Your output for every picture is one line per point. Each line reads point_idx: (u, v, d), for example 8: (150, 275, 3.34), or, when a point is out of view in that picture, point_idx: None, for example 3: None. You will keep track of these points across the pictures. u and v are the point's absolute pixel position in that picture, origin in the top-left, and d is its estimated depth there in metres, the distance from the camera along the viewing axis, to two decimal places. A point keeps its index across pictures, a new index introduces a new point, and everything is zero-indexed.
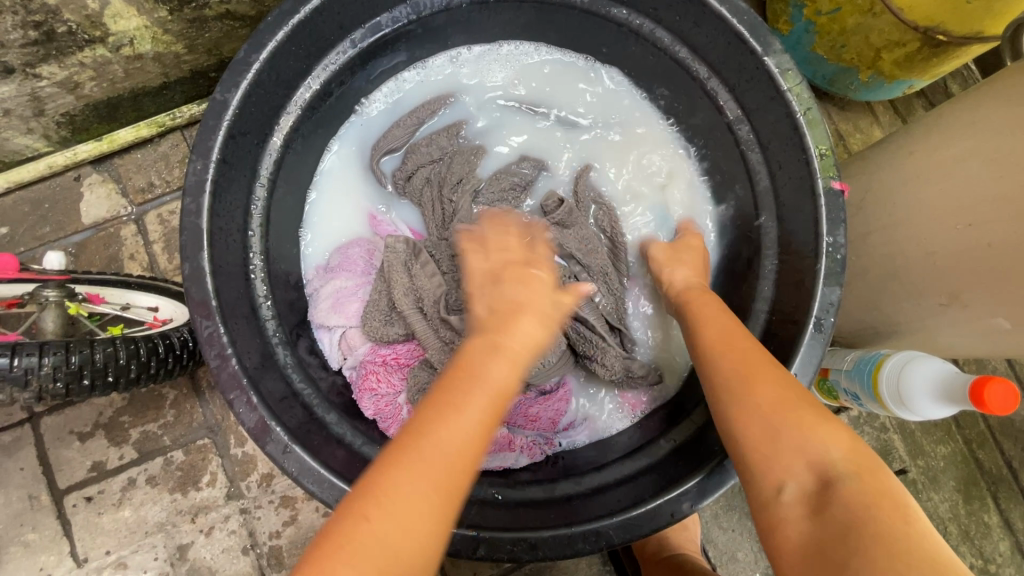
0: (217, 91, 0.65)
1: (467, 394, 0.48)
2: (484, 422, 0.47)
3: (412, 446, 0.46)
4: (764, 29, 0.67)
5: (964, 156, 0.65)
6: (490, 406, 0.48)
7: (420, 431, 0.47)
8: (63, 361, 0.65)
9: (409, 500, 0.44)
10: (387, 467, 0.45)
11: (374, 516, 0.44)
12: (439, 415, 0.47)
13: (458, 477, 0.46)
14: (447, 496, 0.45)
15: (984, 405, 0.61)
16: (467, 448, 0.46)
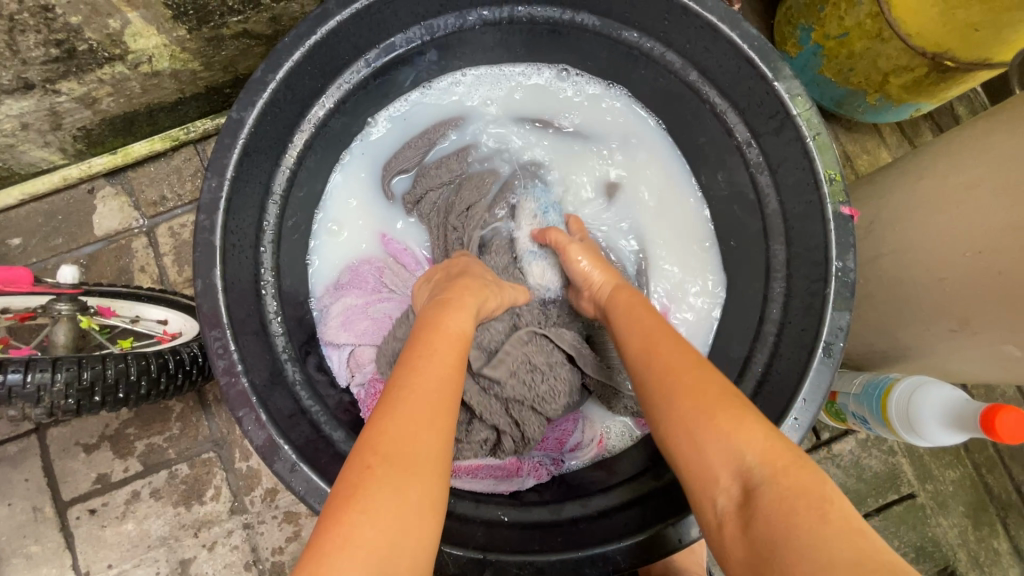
0: (233, 110, 0.66)
1: (434, 345, 0.53)
2: (456, 365, 0.52)
3: (400, 396, 0.48)
4: (774, 55, 0.68)
5: (975, 183, 0.65)
6: (454, 352, 0.54)
7: (398, 387, 0.49)
8: (75, 377, 0.65)
9: (409, 441, 0.45)
10: (381, 422, 0.47)
11: (378, 464, 0.44)
12: (413, 367, 0.51)
13: (445, 410, 0.49)
14: (447, 430, 0.48)
15: (995, 433, 0.60)
16: (450, 388, 0.50)
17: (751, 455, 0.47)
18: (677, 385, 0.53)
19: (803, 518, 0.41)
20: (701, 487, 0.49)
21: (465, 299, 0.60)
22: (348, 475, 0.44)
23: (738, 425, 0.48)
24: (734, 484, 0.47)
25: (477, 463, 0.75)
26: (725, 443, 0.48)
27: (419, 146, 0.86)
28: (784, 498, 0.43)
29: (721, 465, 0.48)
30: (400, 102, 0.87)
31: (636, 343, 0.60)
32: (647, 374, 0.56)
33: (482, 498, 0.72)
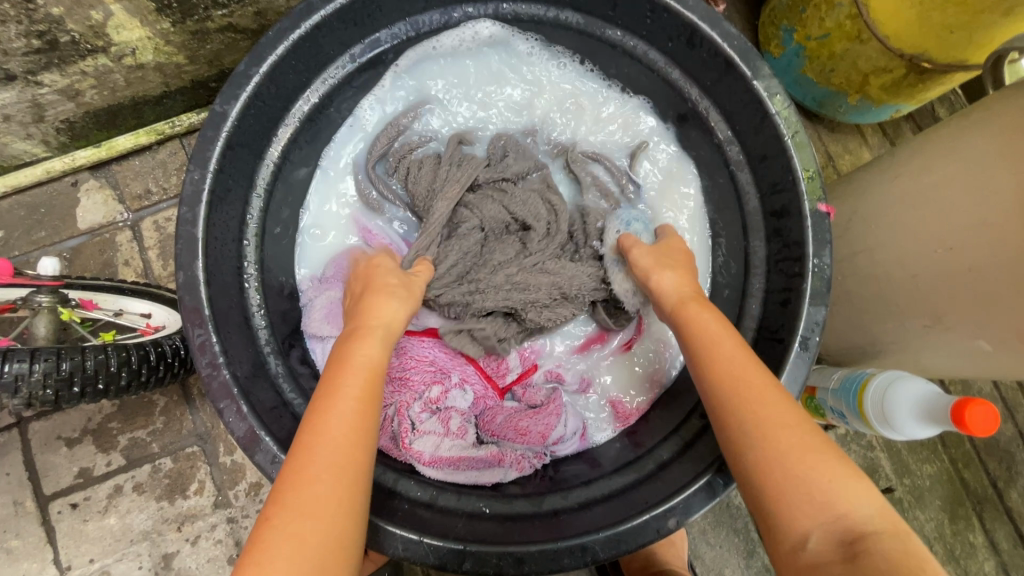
0: (216, 103, 0.66)
1: (341, 385, 0.55)
2: (366, 410, 0.54)
3: (307, 447, 0.51)
4: (753, 54, 0.69)
5: (949, 181, 0.66)
6: (365, 383, 0.56)
7: (314, 433, 0.52)
8: (54, 368, 0.65)
9: (314, 498, 0.48)
10: (292, 478, 0.50)
11: (295, 492, 0.49)
12: (326, 410, 0.53)
13: (358, 444, 0.52)
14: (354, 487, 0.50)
15: (965, 426, 0.62)
16: (359, 439, 0.53)
17: (867, 509, 0.47)
18: (763, 416, 0.53)
19: (927, 572, 0.42)
20: (794, 520, 0.48)
21: (375, 315, 0.63)
22: (264, 526, 0.47)
23: (847, 475, 0.49)
24: (836, 526, 0.47)
25: (459, 455, 0.74)
26: (835, 491, 0.48)
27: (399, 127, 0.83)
28: (896, 554, 0.44)
29: (826, 513, 0.47)
30: (388, 89, 0.83)
31: (732, 371, 0.57)
32: (738, 403, 0.54)
33: (463, 491, 0.72)
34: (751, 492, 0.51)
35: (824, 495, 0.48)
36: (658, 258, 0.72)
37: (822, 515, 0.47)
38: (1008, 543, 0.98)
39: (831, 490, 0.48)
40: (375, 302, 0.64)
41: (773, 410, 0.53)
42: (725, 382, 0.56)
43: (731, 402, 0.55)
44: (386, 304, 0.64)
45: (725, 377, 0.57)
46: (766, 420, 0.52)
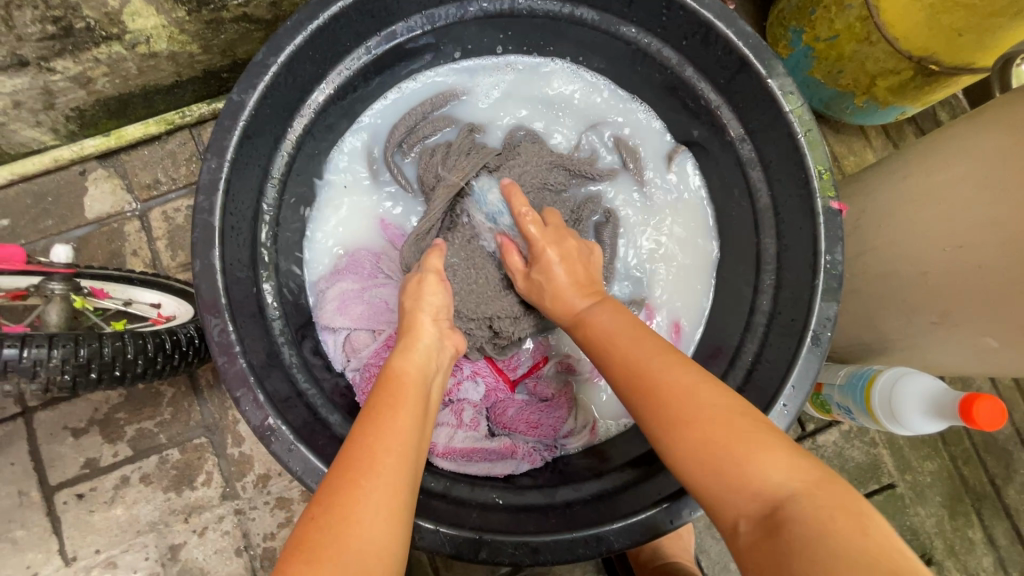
0: (234, 92, 0.66)
1: (402, 397, 0.56)
2: (419, 424, 0.56)
3: (364, 453, 0.50)
4: (768, 53, 0.70)
5: (958, 181, 0.68)
6: (416, 399, 0.57)
7: (365, 445, 0.51)
8: (71, 354, 0.65)
9: (376, 500, 0.48)
10: (347, 483, 0.49)
11: (353, 514, 0.47)
12: (382, 420, 0.53)
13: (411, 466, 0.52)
14: (407, 492, 0.50)
15: (973, 420, 0.63)
16: (411, 445, 0.53)
17: (777, 476, 0.46)
18: (692, 419, 0.51)
19: (842, 526, 0.41)
20: (722, 509, 0.48)
21: (424, 317, 0.66)
22: (316, 533, 0.45)
23: (762, 452, 0.48)
24: (756, 503, 0.46)
25: (472, 446, 0.75)
26: (752, 471, 0.47)
27: (415, 117, 0.86)
28: (818, 511, 0.43)
29: (750, 494, 0.46)
30: (408, 86, 0.87)
31: (618, 356, 0.58)
32: (644, 395, 0.54)
33: (477, 482, 0.73)
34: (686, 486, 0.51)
35: (744, 477, 0.47)
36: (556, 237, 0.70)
37: (740, 497, 0.47)
38: (1005, 539, 1.00)
39: (761, 480, 0.46)
40: (422, 290, 0.68)
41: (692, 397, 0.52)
42: (641, 392, 0.54)
43: (649, 396, 0.54)
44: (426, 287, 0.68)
45: (636, 383, 0.55)
46: (695, 419, 0.51)
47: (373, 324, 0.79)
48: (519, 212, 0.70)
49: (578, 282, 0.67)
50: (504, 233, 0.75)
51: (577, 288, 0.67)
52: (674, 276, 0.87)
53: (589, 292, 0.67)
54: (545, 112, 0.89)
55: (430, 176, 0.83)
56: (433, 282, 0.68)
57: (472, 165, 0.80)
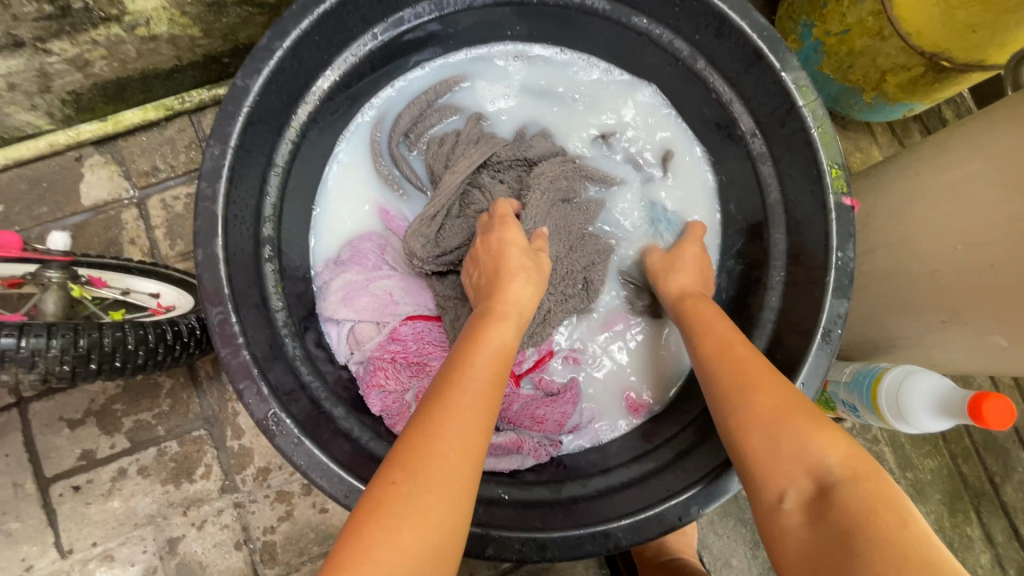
0: (238, 77, 0.65)
1: (482, 375, 0.53)
2: (494, 400, 0.52)
3: (435, 425, 0.48)
4: (783, 45, 0.69)
5: (971, 178, 0.67)
6: (496, 371, 0.54)
7: (444, 421, 0.48)
8: (71, 344, 0.63)
9: (444, 476, 0.45)
10: (417, 459, 0.46)
11: (401, 480, 0.45)
12: (462, 396, 0.50)
13: (479, 443, 0.48)
14: (473, 474, 0.47)
15: (982, 419, 0.63)
16: (479, 421, 0.50)
17: (830, 458, 0.48)
18: (757, 398, 0.54)
19: (885, 516, 0.42)
20: (770, 480, 0.50)
21: (513, 303, 0.63)
22: (398, 500, 0.43)
23: (818, 433, 0.49)
24: (805, 475, 0.48)
25: None
26: (808, 449, 0.49)
27: (420, 106, 0.84)
28: (858, 498, 0.44)
29: (795, 466, 0.49)
30: (415, 71, 0.86)
31: (728, 365, 0.59)
32: (727, 394, 0.56)
33: (482, 477, 0.72)
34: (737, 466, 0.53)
35: (803, 457, 0.49)
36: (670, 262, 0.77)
37: (797, 467, 0.49)
38: (1003, 535, 1.00)
39: (819, 463, 0.48)
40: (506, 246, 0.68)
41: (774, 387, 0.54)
42: (737, 386, 0.56)
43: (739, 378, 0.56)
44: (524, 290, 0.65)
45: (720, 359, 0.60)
46: (762, 401, 0.53)
47: (378, 315, 0.78)
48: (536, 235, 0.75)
49: (702, 278, 0.76)
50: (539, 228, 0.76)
51: (696, 279, 0.76)
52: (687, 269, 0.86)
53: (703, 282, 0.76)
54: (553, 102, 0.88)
55: (438, 166, 0.82)
56: (517, 277, 0.65)
57: (477, 155, 0.80)
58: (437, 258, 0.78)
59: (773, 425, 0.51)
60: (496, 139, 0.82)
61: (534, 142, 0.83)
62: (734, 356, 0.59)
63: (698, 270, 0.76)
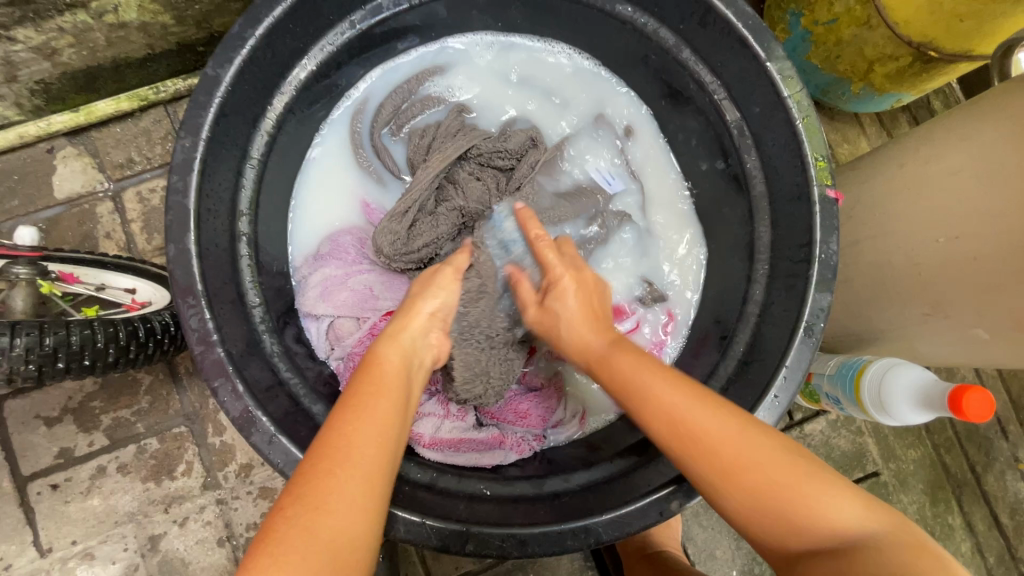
0: (209, 66, 0.63)
1: (385, 389, 0.55)
2: (396, 411, 0.54)
3: (337, 443, 0.50)
4: (767, 34, 0.67)
5: (955, 170, 0.67)
6: (395, 390, 0.55)
7: (340, 434, 0.50)
8: (36, 342, 0.62)
9: (343, 491, 0.47)
10: (320, 477, 0.47)
11: (292, 504, 0.46)
12: (362, 409, 0.52)
13: (380, 463, 0.50)
14: (379, 486, 0.49)
15: (962, 412, 0.63)
16: (389, 433, 0.52)
17: (845, 515, 0.48)
18: (751, 461, 0.50)
19: (920, 565, 0.44)
20: (781, 541, 0.49)
21: (423, 308, 0.63)
22: (286, 522, 0.45)
23: (821, 488, 0.49)
24: (824, 538, 0.48)
25: (460, 437, 0.74)
26: (819, 503, 0.48)
27: (402, 96, 0.83)
28: (886, 552, 0.45)
29: (814, 535, 0.48)
30: (402, 58, 0.84)
31: (650, 409, 0.55)
32: (703, 459, 0.52)
33: (464, 473, 0.72)
34: (739, 529, 0.52)
35: (802, 511, 0.48)
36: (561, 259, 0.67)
37: (798, 524, 0.48)
38: (984, 524, 1.02)
39: (837, 519, 0.48)
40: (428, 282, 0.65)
41: (735, 432, 0.52)
42: (691, 443, 0.52)
43: (682, 438, 0.53)
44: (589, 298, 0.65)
45: (675, 414, 0.53)
46: (742, 461, 0.50)
47: (358, 311, 0.76)
48: (535, 237, 0.68)
49: (592, 310, 0.64)
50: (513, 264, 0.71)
51: (590, 320, 0.64)
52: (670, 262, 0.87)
53: (606, 329, 0.63)
54: (536, 91, 0.86)
55: (420, 158, 0.80)
56: (447, 276, 0.66)
57: (454, 149, 0.78)
58: (408, 255, 0.76)
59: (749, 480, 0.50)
60: (477, 131, 0.81)
61: (513, 135, 0.81)
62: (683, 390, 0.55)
63: (591, 293, 0.64)
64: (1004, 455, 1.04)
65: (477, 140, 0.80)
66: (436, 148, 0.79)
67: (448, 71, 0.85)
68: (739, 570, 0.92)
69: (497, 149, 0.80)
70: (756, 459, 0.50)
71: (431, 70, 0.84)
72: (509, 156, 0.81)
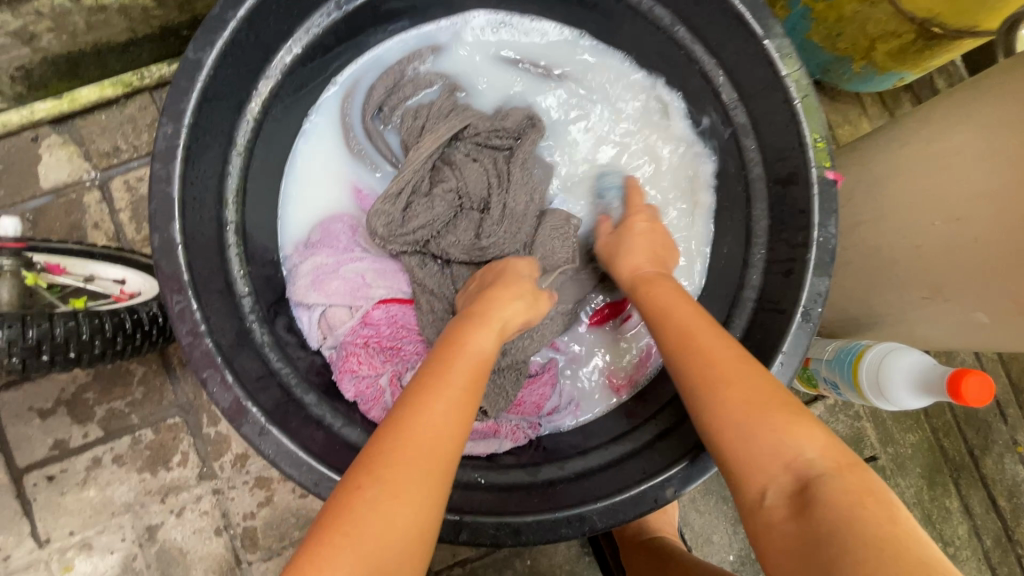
0: (189, 50, 0.61)
1: (464, 378, 0.54)
2: (473, 390, 0.53)
3: (422, 433, 0.49)
4: (767, 11, 0.65)
5: (957, 150, 0.65)
6: (473, 379, 0.54)
7: (410, 422, 0.49)
8: (18, 335, 0.63)
9: (414, 480, 0.47)
10: (398, 459, 0.47)
11: (368, 484, 0.46)
12: (433, 400, 0.51)
13: (443, 461, 0.49)
14: (443, 482, 0.48)
15: (961, 396, 0.62)
16: (461, 415, 0.51)
17: (810, 453, 0.48)
18: (732, 393, 0.52)
19: (866, 512, 0.44)
20: (751, 475, 0.50)
21: (498, 317, 0.61)
22: (361, 502, 0.45)
23: (793, 426, 0.50)
24: (786, 475, 0.48)
25: None
26: (789, 445, 0.49)
27: (394, 76, 0.81)
28: (851, 494, 0.45)
29: (774, 468, 0.49)
30: (395, 38, 0.82)
31: (675, 326, 0.59)
32: (694, 364, 0.55)
33: (458, 461, 0.71)
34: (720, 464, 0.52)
35: (781, 452, 0.49)
36: (615, 240, 0.73)
37: (775, 467, 0.49)
38: (981, 507, 1.02)
39: (799, 458, 0.48)
40: (503, 301, 0.63)
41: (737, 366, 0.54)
42: (693, 356, 0.56)
43: (687, 348, 0.57)
44: (637, 228, 0.73)
45: (680, 337, 0.58)
46: (731, 376, 0.53)
47: (349, 299, 0.75)
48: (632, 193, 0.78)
49: (653, 250, 0.71)
50: (601, 211, 0.82)
51: (651, 259, 0.70)
52: None
53: (658, 263, 0.70)
54: (528, 74, 0.84)
55: (413, 140, 0.79)
56: (511, 292, 0.64)
57: (447, 130, 0.77)
58: (402, 236, 0.75)
59: (748, 428, 0.50)
60: (472, 110, 0.79)
61: (510, 113, 0.80)
62: (698, 338, 0.57)
63: (649, 246, 0.71)
64: (1003, 438, 1.04)
65: (471, 118, 0.79)
66: (428, 128, 0.78)
67: (437, 52, 0.83)
68: (737, 554, 0.92)
69: (492, 128, 0.79)
70: (751, 406, 0.51)
71: (424, 49, 0.82)
72: (503, 134, 0.79)
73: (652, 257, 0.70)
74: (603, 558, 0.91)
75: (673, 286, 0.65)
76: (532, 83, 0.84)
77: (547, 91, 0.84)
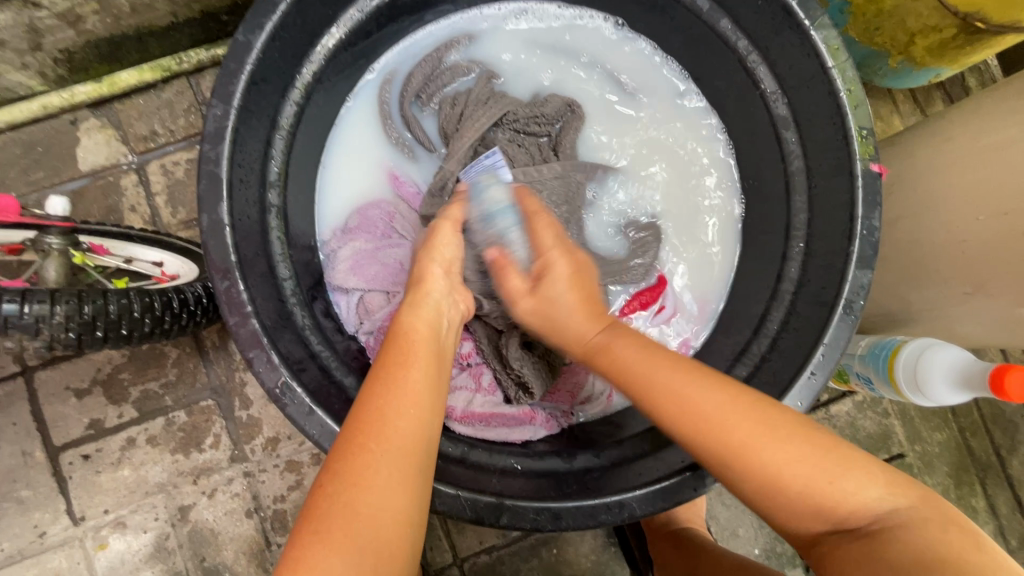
0: (239, 32, 0.61)
1: (412, 357, 0.55)
2: (427, 375, 0.54)
3: (374, 417, 0.49)
4: (814, 2, 0.65)
5: (1006, 144, 0.64)
6: (425, 357, 0.55)
7: (370, 411, 0.50)
8: (75, 311, 0.64)
9: (382, 469, 0.47)
10: (355, 450, 0.47)
11: (330, 482, 0.46)
12: (394, 384, 0.52)
13: (414, 441, 0.49)
14: (416, 461, 0.49)
15: (1004, 393, 0.62)
16: (427, 405, 0.52)
17: (863, 492, 0.47)
18: (766, 454, 0.48)
19: (937, 535, 0.44)
20: (803, 522, 0.48)
21: (436, 269, 0.64)
22: (326, 499, 0.45)
23: (841, 468, 0.47)
24: (840, 517, 0.47)
25: (491, 411, 0.75)
26: (841, 492, 0.47)
27: (432, 64, 0.81)
28: (912, 526, 0.44)
29: (833, 513, 0.47)
30: (434, 25, 0.83)
31: (665, 398, 0.53)
32: (703, 438, 0.50)
33: (494, 447, 0.72)
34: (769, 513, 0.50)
35: (834, 497, 0.47)
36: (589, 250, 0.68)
37: (825, 515, 0.47)
38: (1007, 507, 1.01)
39: (854, 499, 0.46)
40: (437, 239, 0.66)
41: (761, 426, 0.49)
42: (699, 428, 0.51)
43: (701, 431, 0.50)
44: (589, 269, 0.66)
45: (691, 422, 0.51)
46: (761, 436, 0.49)
47: (388, 285, 0.77)
48: None
49: (602, 294, 0.64)
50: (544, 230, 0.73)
51: (606, 304, 0.64)
52: (689, 253, 0.85)
53: (613, 310, 0.63)
54: (565, 63, 0.84)
55: (452, 128, 0.79)
56: (447, 230, 0.66)
57: (486, 119, 0.78)
58: None
59: (802, 482, 0.47)
60: (510, 98, 0.80)
61: (550, 102, 0.80)
62: (694, 400, 0.52)
63: (614, 277, 0.66)
64: None
65: (509, 104, 0.79)
66: (469, 117, 0.78)
67: (476, 40, 0.83)
68: (762, 548, 0.93)
69: (532, 114, 0.80)
70: (793, 463, 0.48)
71: (462, 37, 0.82)
72: (540, 119, 0.80)
73: (606, 288, 0.65)
74: (630, 549, 0.91)
75: (635, 336, 0.59)
76: (569, 71, 0.84)
77: (584, 81, 0.84)
